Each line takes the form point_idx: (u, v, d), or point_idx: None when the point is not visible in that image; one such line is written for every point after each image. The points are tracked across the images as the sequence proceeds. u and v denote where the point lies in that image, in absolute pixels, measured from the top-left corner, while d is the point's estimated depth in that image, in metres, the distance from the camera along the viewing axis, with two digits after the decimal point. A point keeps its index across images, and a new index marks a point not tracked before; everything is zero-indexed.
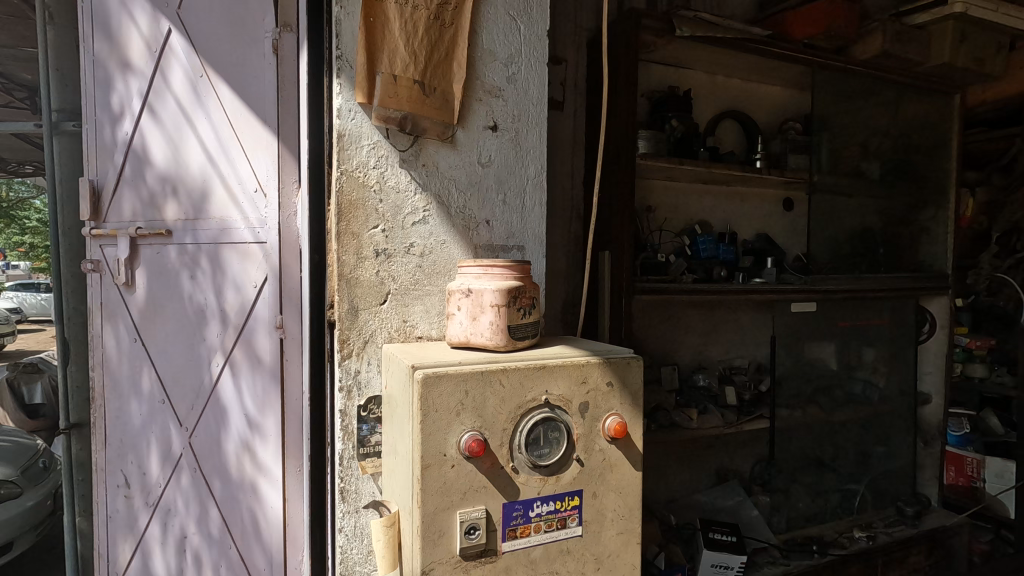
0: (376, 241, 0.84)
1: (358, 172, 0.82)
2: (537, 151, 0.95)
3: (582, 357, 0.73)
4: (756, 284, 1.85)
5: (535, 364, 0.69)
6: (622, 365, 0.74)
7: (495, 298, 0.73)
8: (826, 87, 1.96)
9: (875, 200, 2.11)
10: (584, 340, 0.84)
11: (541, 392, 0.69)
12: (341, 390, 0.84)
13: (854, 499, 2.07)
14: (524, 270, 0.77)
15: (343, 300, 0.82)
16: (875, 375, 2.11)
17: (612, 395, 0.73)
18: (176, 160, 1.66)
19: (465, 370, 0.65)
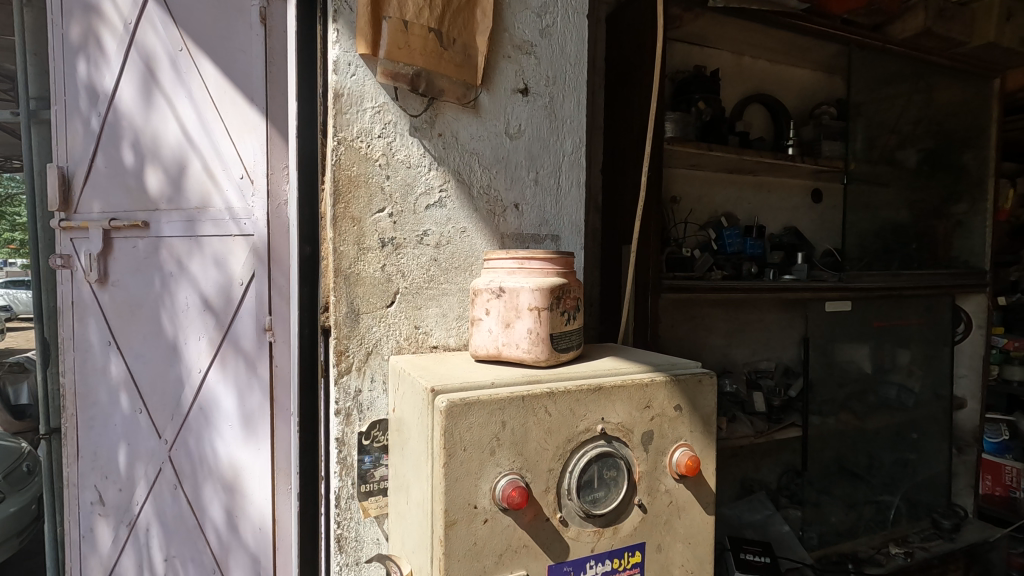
0: (382, 228, 0.69)
1: (360, 142, 0.68)
2: (574, 121, 0.81)
3: (644, 374, 0.58)
4: (788, 282, 1.70)
5: (588, 385, 0.54)
6: (693, 385, 0.59)
7: (536, 298, 0.58)
8: (864, 67, 1.79)
9: (911, 190, 1.96)
10: (636, 350, 0.69)
11: (596, 420, 0.54)
12: (338, 413, 0.69)
13: (888, 512, 1.93)
14: (566, 263, 0.63)
15: (342, 299, 0.67)
16: (910, 379, 1.97)
17: (681, 421, 0.59)
18: (153, 144, 1.50)
19: (501, 395, 0.50)
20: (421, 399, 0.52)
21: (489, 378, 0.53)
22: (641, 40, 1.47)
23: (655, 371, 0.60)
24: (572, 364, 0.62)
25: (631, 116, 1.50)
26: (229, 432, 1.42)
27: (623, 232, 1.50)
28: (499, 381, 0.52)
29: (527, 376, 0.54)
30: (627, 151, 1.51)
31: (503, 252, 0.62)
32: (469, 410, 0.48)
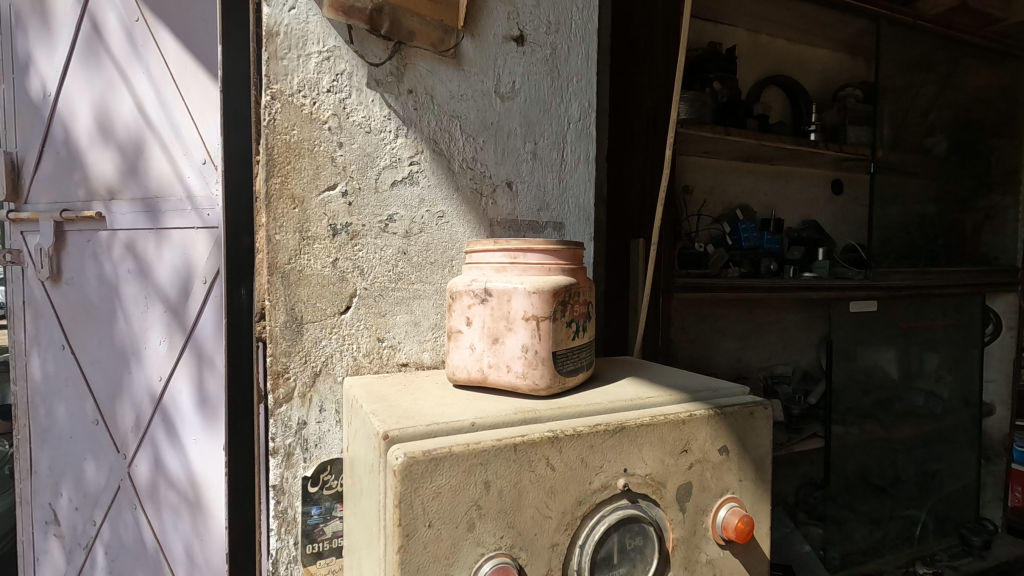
0: (333, 210, 0.60)
1: (303, 98, 0.59)
2: (581, 80, 0.73)
3: (677, 406, 0.44)
4: (810, 280, 1.56)
5: (605, 424, 0.39)
6: (743, 420, 0.44)
7: (535, 302, 0.43)
8: (893, 45, 1.64)
9: (941, 180, 1.81)
10: (664, 368, 0.54)
11: (617, 473, 0.40)
12: (275, 454, 0.59)
13: (915, 528, 1.79)
14: (575, 258, 0.48)
15: (279, 300, 0.58)
16: (938, 385, 1.83)
17: (729, 470, 0.44)
18: (108, 126, 1.34)
19: (483, 443, 0.36)
20: (373, 447, 0.38)
21: (470, 416, 0.39)
22: (652, 11, 1.32)
23: (691, 401, 0.45)
24: (582, 389, 0.48)
25: (641, 95, 1.35)
26: (192, 448, 1.28)
27: (632, 225, 1.35)
28: (481, 419, 0.38)
29: (521, 411, 0.40)
30: (636, 134, 1.37)
31: (490, 243, 0.47)
32: (438, 466, 0.34)
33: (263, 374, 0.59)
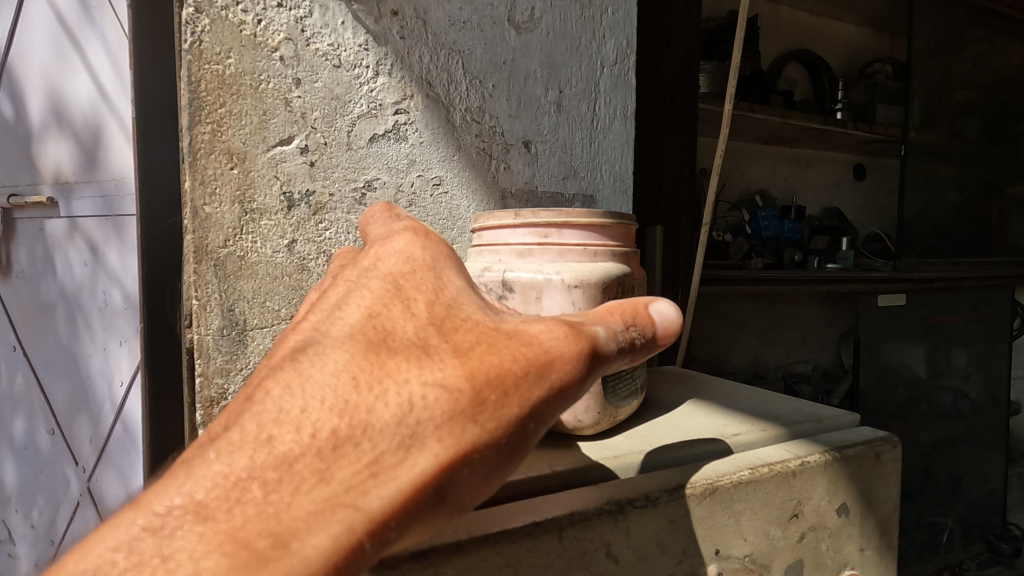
0: (289, 171, 0.51)
1: (244, 13, 0.48)
2: (611, 10, 0.65)
3: (783, 452, 0.37)
4: (838, 272, 1.44)
5: (688, 487, 0.33)
6: (868, 465, 0.38)
7: (580, 298, 0.39)
8: (926, 17, 1.51)
9: (972, 165, 1.68)
10: (729, 397, 0.47)
11: (705, 554, 0.33)
12: None
13: (942, 536, 1.68)
14: (624, 240, 0.43)
15: (212, 299, 0.48)
16: (967, 383, 1.72)
17: (842, 534, 0.37)
18: (60, 102, 1.17)
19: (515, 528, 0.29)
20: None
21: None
22: None
23: (794, 443, 0.39)
24: (635, 422, 0.43)
25: (658, 66, 1.21)
26: None
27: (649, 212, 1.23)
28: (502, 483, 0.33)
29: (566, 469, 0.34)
30: (652, 110, 1.23)
31: (510, 217, 0.41)
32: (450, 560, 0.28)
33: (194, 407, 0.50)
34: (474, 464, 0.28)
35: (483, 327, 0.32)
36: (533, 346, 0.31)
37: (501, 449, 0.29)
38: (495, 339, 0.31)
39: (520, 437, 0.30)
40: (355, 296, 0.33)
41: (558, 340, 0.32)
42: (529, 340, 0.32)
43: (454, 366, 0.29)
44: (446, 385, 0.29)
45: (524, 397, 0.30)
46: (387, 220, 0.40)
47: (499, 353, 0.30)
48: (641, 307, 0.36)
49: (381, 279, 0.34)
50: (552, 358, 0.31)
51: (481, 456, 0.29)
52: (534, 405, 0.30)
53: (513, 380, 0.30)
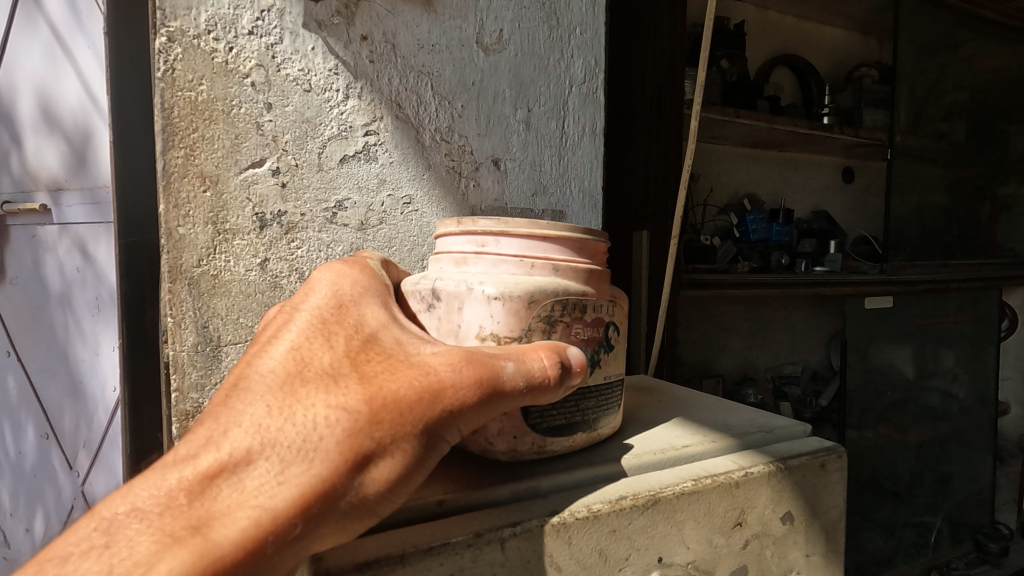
0: (260, 192, 0.52)
1: (215, 40, 0.50)
2: (581, 29, 0.66)
3: (730, 462, 0.38)
4: (824, 275, 1.45)
5: (632, 497, 0.34)
6: (813, 474, 0.39)
7: (495, 312, 0.38)
8: (912, 22, 1.53)
9: (958, 168, 1.70)
10: (690, 409, 0.49)
11: (649, 560, 0.34)
12: None
13: (930, 535, 1.70)
14: (566, 253, 0.42)
15: (186, 316, 0.50)
16: (954, 384, 1.73)
17: (788, 541, 0.38)
18: (49, 107, 1.17)
19: (458, 535, 0.30)
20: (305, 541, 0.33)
21: (438, 494, 0.35)
22: None
23: (742, 453, 0.40)
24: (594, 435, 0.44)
25: (644, 71, 1.22)
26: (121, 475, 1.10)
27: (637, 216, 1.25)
28: (451, 496, 0.34)
29: (514, 482, 0.35)
30: (638, 115, 1.25)
31: (454, 225, 0.44)
32: (392, 571, 0.28)
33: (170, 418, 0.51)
34: (381, 465, 0.32)
35: (391, 359, 0.36)
36: (429, 373, 0.34)
37: (405, 457, 0.32)
38: (395, 369, 0.35)
39: (417, 450, 0.33)
40: (298, 336, 0.37)
41: (462, 366, 0.35)
42: (427, 369, 0.35)
43: (356, 394, 0.33)
44: (352, 408, 0.32)
45: (419, 417, 0.33)
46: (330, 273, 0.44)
47: (400, 380, 0.34)
48: (560, 347, 0.39)
49: (320, 326, 0.38)
50: (444, 386, 0.34)
51: (384, 462, 0.32)
52: (428, 426, 0.33)
53: (410, 403, 0.33)
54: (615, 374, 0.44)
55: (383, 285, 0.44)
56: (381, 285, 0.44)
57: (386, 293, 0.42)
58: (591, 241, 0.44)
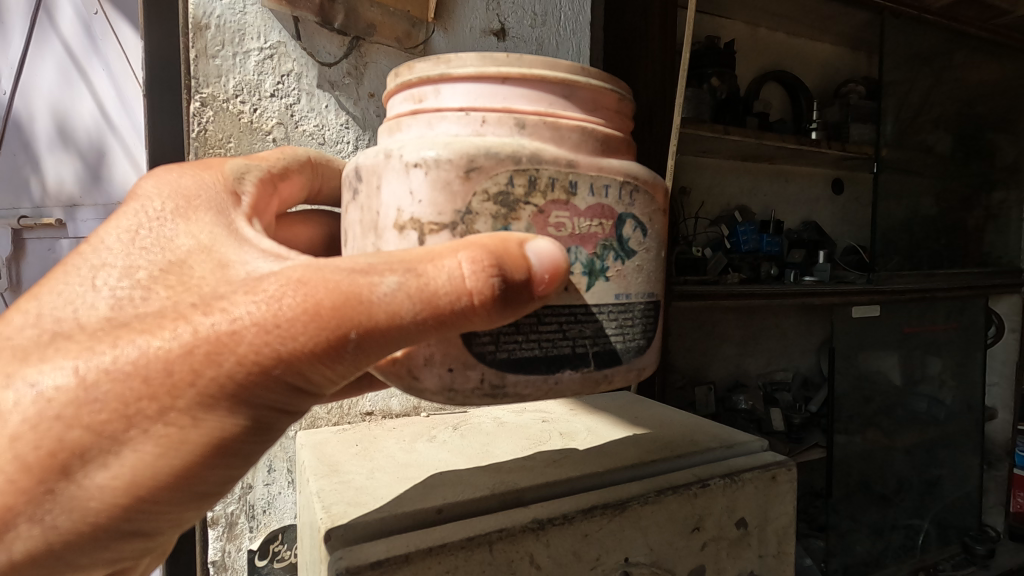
0: None
1: (242, 103, 0.61)
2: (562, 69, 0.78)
3: (692, 475, 0.43)
4: (812, 285, 1.50)
5: (604, 507, 0.39)
6: (765, 485, 0.44)
7: (421, 192, 0.37)
8: (898, 39, 1.58)
9: (945, 179, 1.75)
10: (664, 424, 0.54)
11: (616, 559, 0.38)
12: (217, 526, 0.61)
13: (917, 537, 1.74)
14: (527, 103, 0.39)
15: None
16: (941, 391, 1.78)
17: (741, 544, 0.43)
18: (66, 128, 1.23)
19: (454, 542, 0.34)
20: (317, 541, 0.36)
21: (437, 501, 0.38)
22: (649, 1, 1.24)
23: (704, 465, 0.45)
24: (578, 450, 0.48)
25: (636, 90, 1.27)
26: None
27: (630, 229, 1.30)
28: (449, 506, 0.38)
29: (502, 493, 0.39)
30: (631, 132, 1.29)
31: (396, 76, 0.42)
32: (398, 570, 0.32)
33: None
34: (121, 459, 0.33)
35: (177, 303, 0.34)
36: (195, 332, 0.33)
37: (160, 445, 0.33)
38: (154, 326, 0.33)
39: (182, 431, 0.33)
40: (74, 279, 0.37)
41: (296, 300, 0.33)
42: (195, 326, 0.33)
43: (70, 381, 0.32)
44: (55, 404, 0.32)
45: (171, 397, 0.33)
46: (161, 184, 0.44)
47: (133, 356, 0.32)
48: (513, 246, 0.35)
49: (104, 263, 0.37)
50: (234, 342, 0.33)
51: (121, 459, 0.33)
52: (196, 399, 0.33)
53: (148, 383, 0.32)
54: (631, 292, 0.43)
55: (223, 194, 0.44)
56: (220, 194, 0.44)
57: (221, 199, 0.44)
58: (580, 87, 0.41)
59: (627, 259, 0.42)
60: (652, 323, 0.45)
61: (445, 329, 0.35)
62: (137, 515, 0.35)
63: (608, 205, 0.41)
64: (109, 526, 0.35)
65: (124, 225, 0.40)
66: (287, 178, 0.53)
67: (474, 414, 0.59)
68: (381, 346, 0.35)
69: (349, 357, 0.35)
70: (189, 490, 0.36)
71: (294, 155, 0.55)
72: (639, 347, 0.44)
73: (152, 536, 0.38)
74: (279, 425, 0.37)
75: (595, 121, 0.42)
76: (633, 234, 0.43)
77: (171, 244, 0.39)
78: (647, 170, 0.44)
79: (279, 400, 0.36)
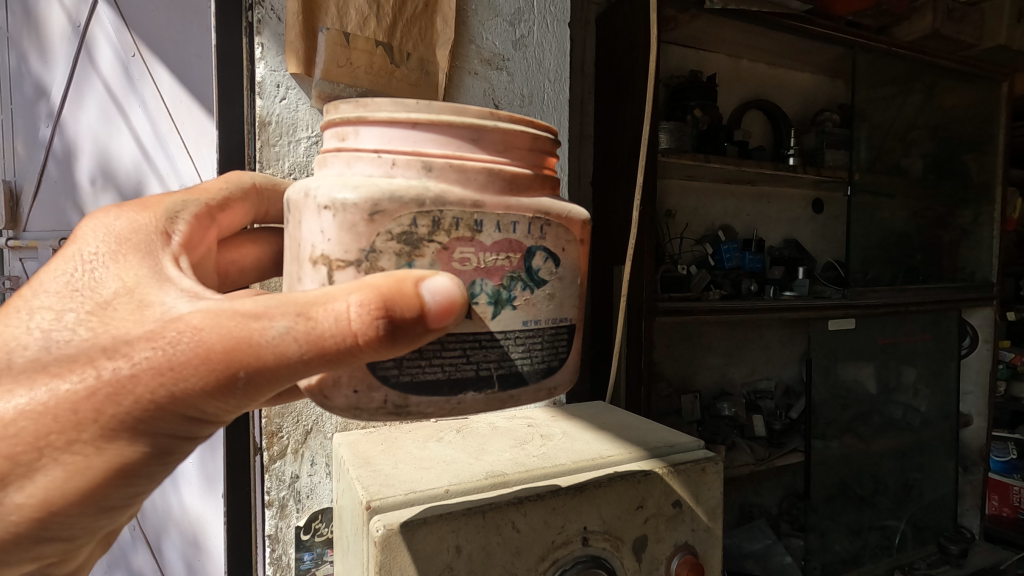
0: None
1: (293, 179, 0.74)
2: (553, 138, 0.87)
3: (638, 465, 0.56)
4: (790, 300, 1.61)
5: (567, 488, 0.51)
6: (695, 475, 0.57)
7: (330, 232, 0.40)
8: (869, 71, 1.69)
9: (920, 199, 1.85)
10: (626, 426, 0.66)
11: (577, 529, 0.51)
12: (272, 506, 0.74)
13: (894, 537, 1.84)
14: (435, 148, 0.42)
15: None
16: (916, 399, 1.88)
17: (678, 519, 0.56)
18: (105, 159, 1.32)
19: (455, 511, 0.46)
20: (359, 511, 0.48)
21: (445, 483, 0.50)
22: (634, 42, 1.35)
23: (649, 459, 0.58)
24: (552, 446, 0.60)
25: (623, 124, 1.39)
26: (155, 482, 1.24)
27: (619, 250, 1.42)
28: (455, 486, 0.49)
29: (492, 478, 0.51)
30: (618, 161, 1.41)
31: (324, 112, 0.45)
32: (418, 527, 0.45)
33: (258, 434, 0.73)
34: (35, 483, 0.40)
35: (91, 344, 0.40)
36: (98, 376, 0.38)
37: (68, 470, 0.40)
38: (66, 369, 0.39)
39: (85, 458, 0.40)
40: (11, 323, 0.42)
41: (193, 345, 0.38)
42: (98, 371, 0.39)
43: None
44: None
45: (76, 430, 0.39)
46: (97, 228, 0.49)
47: (44, 398, 0.39)
48: (407, 286, 0.38)
49: (40, 306, 0.42)
50: (132, 384, 0.38)
51: (35, 482, 0.40)
52: (98, 432, 0.39)
53: (58, 420, 0.39)
54: (540, 320, 0.48)
55: (154, 235, 0.50)
56: (150, 235, 0.49)
57: (152, 241, 0.49)
58: (490, 130, 0.44)
59: (535, 288, 0.47)
60: (561, 346, 0.50)
61: (332, 364, 0.39)
62: (52, 525, 0.42)
63: (516, 240, 0.45)
64: (29, 534, 0.41)
65: (60, 271, 0.45)
66: (225, 211, 0.60)
67: (473, 419, 0.71)
68: (269, 380, 0.39)
69: (240, 390, 0.39)
70: (94, 504, 0.42)
71: (237, 183, 0.62)
72: (546, 367, 0.49)
73: (69, 540, 0.44)
74: (179, 449, 0.43)
75: (504, 161, 0.44)
76: (543, 264, 0.47)
77: (99, 287, 0.43)
78: (561, 204, 0.48)
79: (175, 428, 0.41)
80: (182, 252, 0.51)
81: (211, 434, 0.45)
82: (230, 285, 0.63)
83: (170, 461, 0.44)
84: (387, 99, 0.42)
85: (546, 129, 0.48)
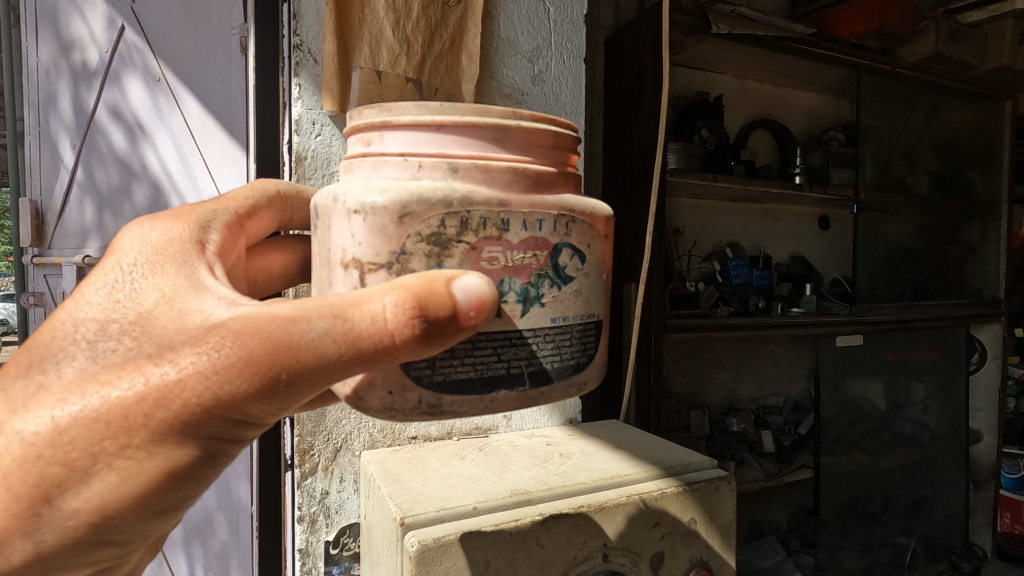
0: None
1: None
2: None
3: (653, 484, 0.58)
4: (797, 316, 1.63)
5: (587, 505, 0.54)
6: (709, 493, 0.59)
7: (360, 236, 0.43)
8: (874, 90, 1.72)
9: (927, 217, 1.86)
10: (640, 444, 0.69)
11: (597, 546, 0.53)
12: (303, 521, 0.76)
13: (904, 554, 1.84)
14: (461, 153, 0.45)
15: None
16: (925, 415, 1.88)
17: (695, 536, 0.58)
18: (128, 179, 1.36)
19: (483, 529, 0.49)
20: (391, 526, 0.51)
21: (471, 502, 0.52)
22: (642, 64, 1.39)
23: (665, 478, 0.60)
24: (568, 464, 0.62)
25: (632, 144, 1.42)
26: None
27: (629, 268, 1.45)
28: (482, 503, 0.51)
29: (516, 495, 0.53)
30: (627, 179, 1.44)
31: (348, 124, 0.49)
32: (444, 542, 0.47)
33: (290, 450, 0.76)
34: (91, 487, 0.42)
35: (137, 352, 0.42)
36: (147, 382, 0.41)
37: (122, 474, 0.42)
38: (115, 376, 0.42)
39: (138, 462, 0.42)
40: (59, 334, 0.45)
41: (236, 349, 0.41)
42: (147, 377, 0.41)
43: (47, 426, 0.41)
44: (36, 445, 0.41)
45: (128, 435, 0.41)
46: (134, 240, 0.52)
47: (95, 404, 0.41)
48: (441, 286, 0.40)
49: (84, 317, 0.45)
50: (179, 389, 0.41)
51: (91, 487, 0.42)
52: (149, 437, 0.42)
53: (110, 426, 0.41)
54: (570, 316, 0.50)
55: (189, 244, 0.52)
56: (185, 245, 0.52)
57: (187, 250, 0.51)
58: (513, 130, 0.46)
59: (562, 285, 0.49)
60: (590, 342, 0.52)
61: (369, 362, 0.41)
62: (108, 529, 0.44)
63: (542, 238, 0.47)
64: (87, 538, 0.44)
65: (102, 282, 0.47)
66: (252, 218, 0.63)
67: (493, 438, 0.74)
68: (309, 381, 0.42)
69: (282, 392, 0.42)
70: (148, 508, 0.45)
71: (263, 191, 0.65)
72: (576, 363, 0.51)
73: (123, 544, 0.47)
74: (227, 452, 0.46)
75: (529, 160, 0.47)
76: (569, 261, 0.49)
77: (140, 297, 0.46)
78: (584, 202, 0.50)
79: (221, 431, 0.44)
80: (215, 261, 0.53)
81: (255, 436, 0.48)
82: (259, 291, 0.66)
83: (216, 465, 0.46)
84: (410, 103, 0.45)
85: (568, 129, 0.50)
